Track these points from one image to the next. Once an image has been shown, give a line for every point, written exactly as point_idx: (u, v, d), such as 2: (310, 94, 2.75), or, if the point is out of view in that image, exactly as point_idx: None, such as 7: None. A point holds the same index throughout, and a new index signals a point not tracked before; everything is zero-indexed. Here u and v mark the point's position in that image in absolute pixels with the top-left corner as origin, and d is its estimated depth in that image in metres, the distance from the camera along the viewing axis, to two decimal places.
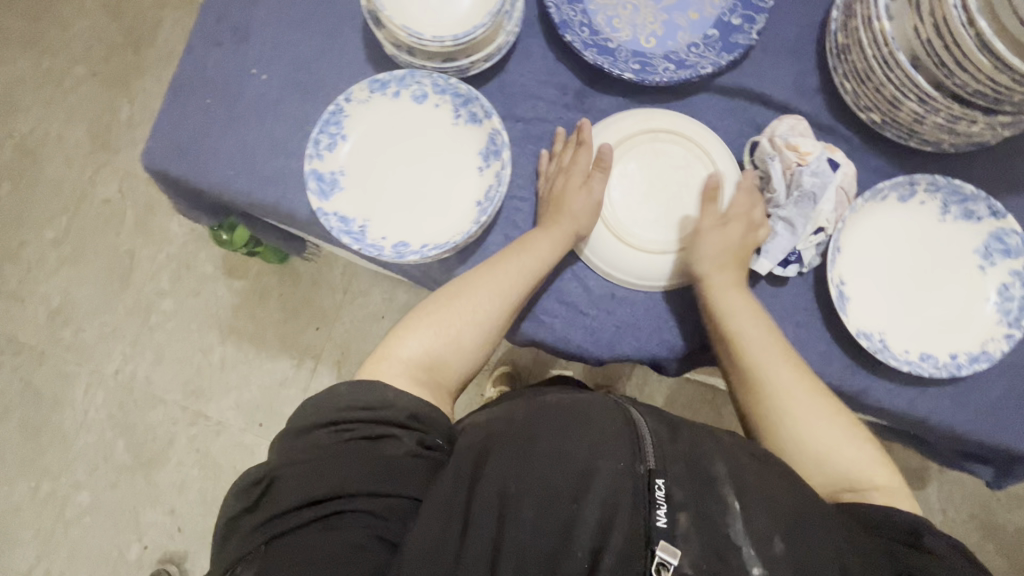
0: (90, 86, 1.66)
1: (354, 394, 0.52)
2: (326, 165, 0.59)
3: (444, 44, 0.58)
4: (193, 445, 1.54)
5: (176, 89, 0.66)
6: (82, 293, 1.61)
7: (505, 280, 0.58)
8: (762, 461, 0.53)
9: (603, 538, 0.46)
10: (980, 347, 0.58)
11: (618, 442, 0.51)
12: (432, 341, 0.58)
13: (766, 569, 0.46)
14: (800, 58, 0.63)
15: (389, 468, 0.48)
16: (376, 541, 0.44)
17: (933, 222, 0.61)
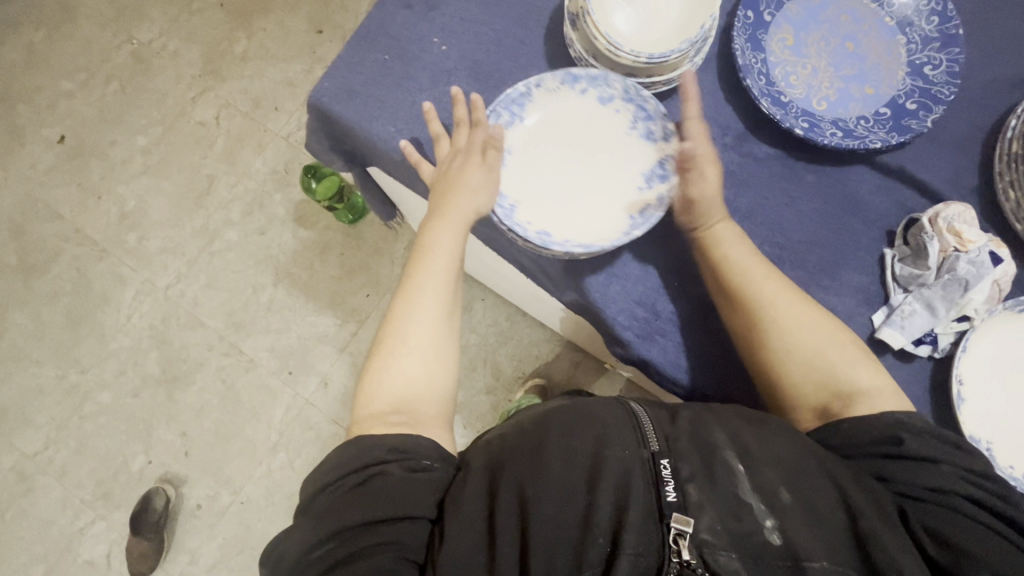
0: (216, 13, 1.73)
1: (335, 459, 0.53)
2: (501, 139, 0.61)
3: (637, 59, 0.59)
4: (220, 375, 1.56)
5: (361, 37, 0.69)
6: (156, 204, 1.66)
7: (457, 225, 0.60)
8: (759, 422, 0.54)
9: (620, 519, 0.47)
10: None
11: (623, 431, 0.52)
12: (403, 388, 0.57)
13: (779, 521, 0.47)
14: (962, 156, 0.64)
15: (393, 496, 0.50)
16: (403, 562, 0.48)
17: None
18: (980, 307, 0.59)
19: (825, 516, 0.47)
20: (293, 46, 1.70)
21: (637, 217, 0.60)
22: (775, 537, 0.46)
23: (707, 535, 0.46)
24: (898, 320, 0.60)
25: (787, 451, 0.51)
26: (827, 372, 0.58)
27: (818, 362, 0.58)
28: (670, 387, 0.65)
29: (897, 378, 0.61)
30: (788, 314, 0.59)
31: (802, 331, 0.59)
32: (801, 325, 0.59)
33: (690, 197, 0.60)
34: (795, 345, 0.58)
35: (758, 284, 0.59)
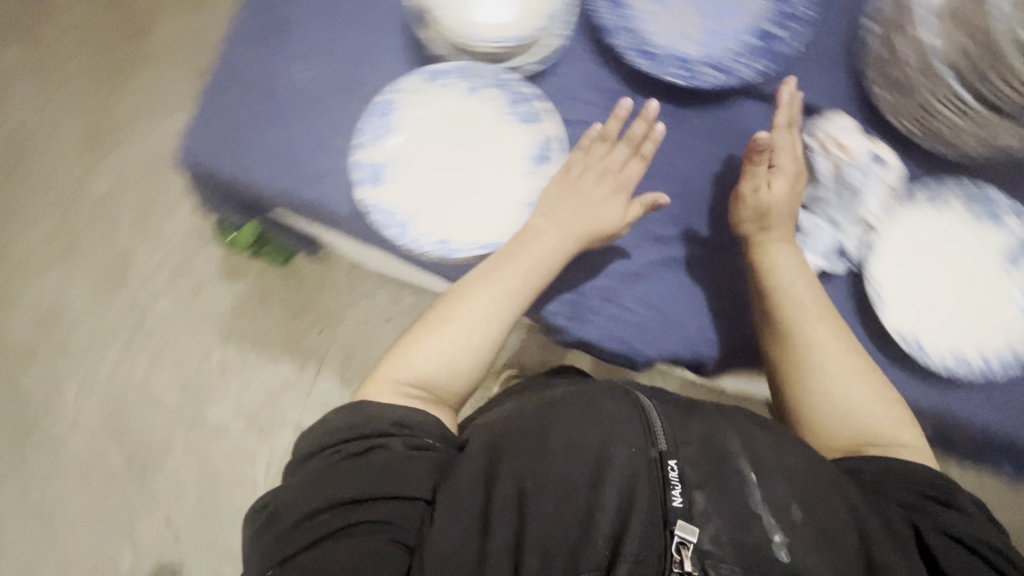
0: (87, 80, 1.62)
1: (336, 421, 0.53)
2: (373, 155, 0.59)
3: (500, 45, 0.61)
4: (190, 451, 1.50)
5: (216, 81, 0.65)
6: (75, 295, 1.55)
7: (535, 249, 0.57)
8: (772, 431, 0.53)
9: (623, 524, 0.44)
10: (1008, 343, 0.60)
11: (628, 424, 0.50)
12: (431, 362, 0.56)
13: (790, 536, 0.44)
14: (837, 69, 0.65)
15: (387, 474, 0.48)
16: (390, 544, 0.45)
17: (966, 227, 0.62)
18: (878, 213, 0.61)
19: (839, 541, 0.45)
20: (177, 97, 1.60)
21: (529, 205, 0.60)
22: (784, 554, 0.43)
23: (710, 545, 0.43)
24: (806, 239, 0.63)
25: (803, 466, 0.49)
26: (851, 403, 0.56)
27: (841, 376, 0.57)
28: (613, 359, 0.65)
29: (822, 298, 0.62)
30: (825, 356, 0.58)
31: (828, 350, 0.58)
32: (829, 342, 0.58)
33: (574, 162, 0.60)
34: (823, 356, 0.58)
35: (778, 250, 0.60)
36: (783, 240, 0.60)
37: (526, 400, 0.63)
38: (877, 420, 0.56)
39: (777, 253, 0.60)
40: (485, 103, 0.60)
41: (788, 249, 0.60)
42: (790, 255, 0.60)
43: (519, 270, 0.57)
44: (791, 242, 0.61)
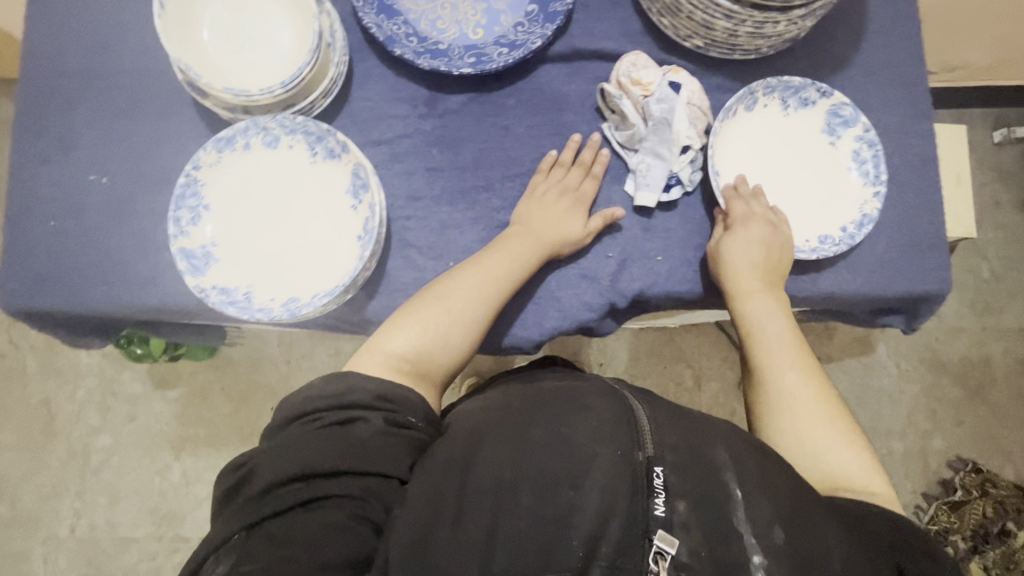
0: None
1: (319, 387, 0.53)
2: (193, 240, 0.56)
3: (273, 95, 0.57)
4: (183, 571, 1.36)
5: (14, 218, 0.62)
6: (5, 460, 1.39)
7: (487, 275, 0.59)
8: (760, 447, 0.53)
9: (601, 526, 0.46)
10: (862, 204, 0.63)
11: (614, 429, 0.52)
12: (419, 339, 0.58)
13: (768, 557, 0.45)
14: (618, 8, 0.66)
15: (365, 452, 0.49)
16: (357, 521, 0.46)
17: (781, 118, 0.66)
18: (693, 133, 0.62)
19: (814, 556, 0.46)
20: None
21: (363, 235, 0.57)
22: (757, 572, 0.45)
23: (686, 557, 0.45)
24: (641, 179, 0.63)
25: (786, 483, 0.49)
26: (825, 441, 0.56)
27: (815, 411, 0.57)
28: (506, 352, 0.65)
29: (675, 226, 0.64)
30: (803, 396, 0.58)
31: (800, 380, 0.59)
32: (805, 374, 0.60)
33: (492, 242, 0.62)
34: (796, 389, 0.59)
35: (739, 279, 0.60)
36: (742, 258, 0.59)
37: (508, 387, 0.64)
38: (851, 459, 0.55)
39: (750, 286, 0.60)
40: (296, 153, 0.59)
41: (745, 258, 0.59)
42: (749, 273, 0.60)
43: (485, 288, 0.59)
44: (751, 257, 0.60)
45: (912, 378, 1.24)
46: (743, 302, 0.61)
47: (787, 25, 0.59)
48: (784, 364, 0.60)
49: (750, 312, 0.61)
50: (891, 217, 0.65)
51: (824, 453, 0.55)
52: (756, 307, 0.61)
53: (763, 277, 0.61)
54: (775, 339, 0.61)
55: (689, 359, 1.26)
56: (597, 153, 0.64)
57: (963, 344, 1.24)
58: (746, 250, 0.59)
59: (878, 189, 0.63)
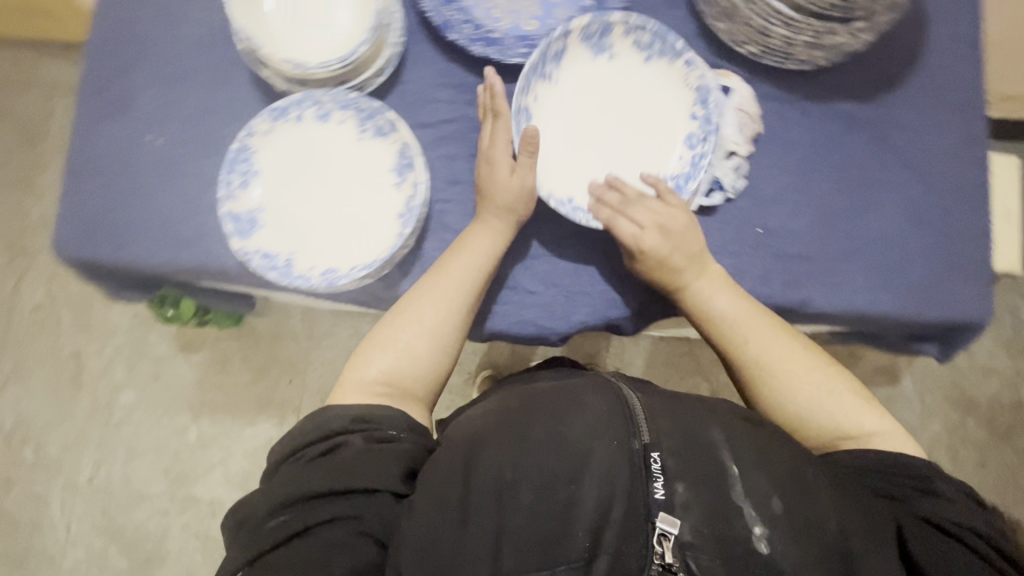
0: None
1: (302, 427, 0.55)
2: (241, 205, 0.58)
3: (330, 69, 0.58)
4: (191, 531, 1.40)
5: (72, 171, 0.65)
6: (36, 407, 1.44)
7: (457, 277, 0.59)
8: (752, 423, 0.53)
9: (604, 516, 0.46)
10: (701, 145, 0.63)
11: (611, 421, 0.51)
12: (389, 359, 0.59)
13: (769, 528, 0.46)
14: (673, 9, 0.66)
15: (353, 468, 0.50)
16: (358, 536, 0.47)
17: (625, 59, 0.65)
18: (738, 139, 0.63)
19: (817, 528, 0.46)
20: None
21: (404, 213, 0.59)
22: (763, 546, 0.45)
23: (690, 536, 0.45)
24: (681, 180, 0.63)
25: (781, 457, 0.50)
26: (808, 399, 0.59)
27: (789, 376, 0.59)
28: (529, 342, 0.66)
29: (711, 232, 0.64)
30: (775, 369, 0.60)
31: (768, 352, 0.60)
32: (767, 342, 0.60)
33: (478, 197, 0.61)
34: (768, 360, 0.60)
35: (681, 271, 0.61)
36: (674, 256, 0.60)
37: (511, 391, 0.62)
38: (838, 412, 0.58)
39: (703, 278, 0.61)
40: (346, 128, 0.60)
41: (677, 255, 0.60)
42: (682, 266, 0.60)
43: (454, 285, 0.59)
44: (681, 251, 0.60)
45: (935, 413, 1.21)
46: (697, 288, 0.61)
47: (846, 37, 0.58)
48: (749, 344, 0.60)
49: (699, 301, 0.61)
50: (933, 242, 0.64)
51: (811, 414, 0.58)
52: (706, 291, 0.61)
53: (694, 262, 0.60)
54: (735, 318, 0.60)
55: (705, 372, 1.25)
56: (493, 91, 0.61)
57: (990, 383, 1.21)
58: (675, 247, 0.60)
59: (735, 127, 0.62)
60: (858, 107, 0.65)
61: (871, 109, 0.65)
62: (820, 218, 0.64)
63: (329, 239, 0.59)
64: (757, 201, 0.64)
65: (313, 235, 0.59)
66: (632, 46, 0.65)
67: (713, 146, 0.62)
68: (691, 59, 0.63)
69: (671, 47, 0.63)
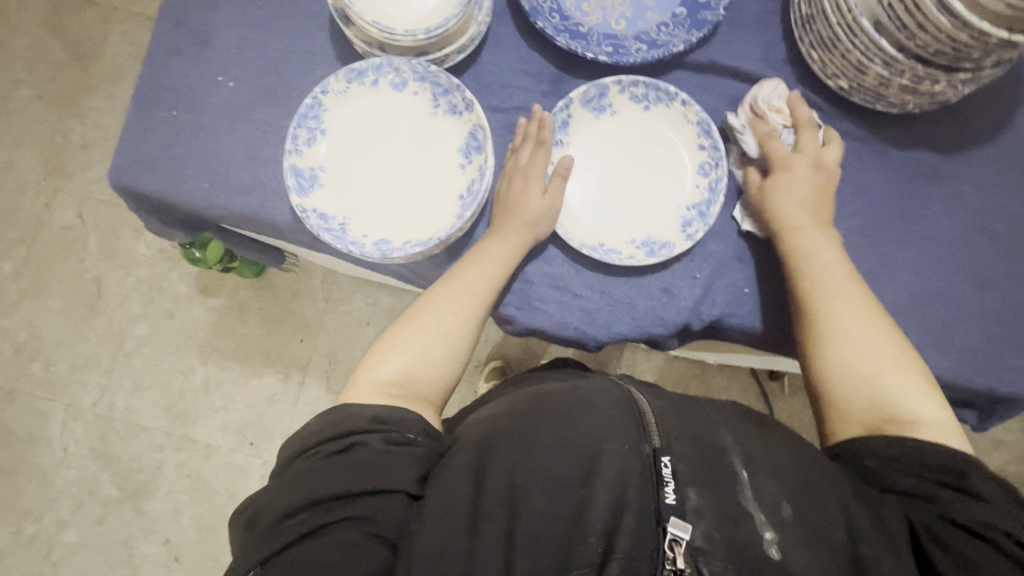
0: (21, 92, 1.43)
1: (313, 427, 0.51)
2: (305, 161, 0.58)
3: (416, 38, 0.57)
4: (183, 471, 1.37)
5: (138, 99, 0.64)
6: (51, 325, 1.41)
7: (486, 278, 0.58)
8: (764, 427, 0.54)
9: (615, 518, 0.45)
10: (715, 172, 0.62)
11: (620, 423, 0.50)
12: (406, 360, 0.56)
13: (780, 534, 0.44)
14: (766, 30, 0.65)
15: (367, 469, 0.47)
16: (370, 538, 0.44)
17: (636, 112, 0.64)
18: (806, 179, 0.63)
19: (829, 534, 0.45)
20: (116, 100, 1.42)
21: (466, 195, 0.58)
22: (774, 551, 0.44)
23: (702, 541, 0.44)
24: (702, 207, 0.62)
25: (790, 462, 0.49)
26: (876, 376, 0.55)
27: (866, 354, 0.56)
28: (565, 344, 0.64)
29: (770, 262, 0.62)
30: (861, 340, 0.56)
31: (851, 318, 0.56)
32: (854, 310, 0.57)
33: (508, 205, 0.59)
34: (849, 330, 0.56)
35: (798, 213, 0.59)
36: (795, 194, 0.59)
37: (516, 394, 0.62)
38: (902, 397, 0.54)
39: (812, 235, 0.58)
40: (419, 100, 0.60)
41: (796, 196, 0.59)
42: (802, 206, 0.59)
43: (478, 285, 0.58)
44: (800, 196, 0.59)
45: None
46: (795, 236, 0.59)
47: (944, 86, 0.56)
48: (839, 301, 0.57)
49: (801, 244, 0.58)
50: (993, 308, 0.62)
51: (877, 398, 0.54)
52: (809, 240, 0.58)
53: (817, 213, 0.59)
54: (831, 274, 0.58)
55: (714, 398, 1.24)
56: (542, 122, 0.60)
57: (998, 458, 1.19)
58: (798, 187, 0.59)
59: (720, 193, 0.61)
60: (939, 160, 0.63)
61: (951, 164, 0.63)
62: (881, 266, 0.62)
63: (382, 211, 0.58)
64: None
65: (366, 205, 0.58)
66: (629, 100, 0.64)
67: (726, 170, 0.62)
68: (687, 100, 0.62)
69: (667, 92, 0.62)
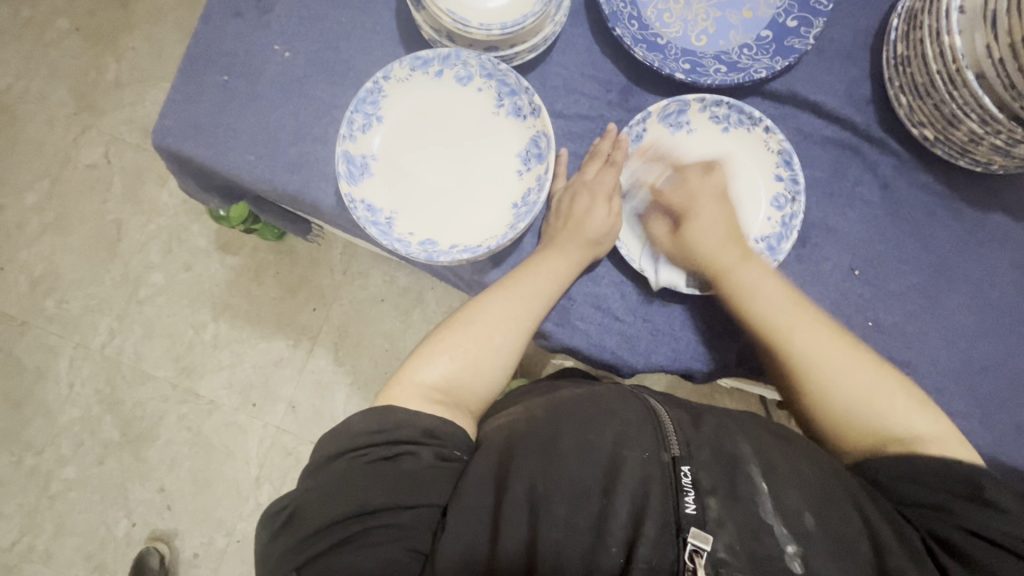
0: (61, 26, 1.40)
1: (363, 420, 0.49)
2: (358, 148, 0.55)
3: (490, 33, 0.54)
4: (183, 424, 1.34)
5: (191, 60, 0.61)
6: (68, 262, 1.37)
7: (533, 288, 0.56)
8: (784, 437, 0.52)
9: (636, 529, 0.45)
10: (790, 206, 0.59)
11: (641, 431, 0.50)
12: (450, 365, 0.55)
13: (803, 546, 0.45)
14: (853, 66, 0.61)
15: (415, 483, 0.46)
16: (408, 554, 0.44)
17: (714, 134, 0.61)
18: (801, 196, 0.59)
19: (851, 546, 0.45)
20: (155, 43, 1.39)
21: (520, 204, 0.56)
22: (797, 564, 0.44)
23: (724, 554, 0.44)
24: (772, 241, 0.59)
25: (811, 473, 0.48)
26: (848, 390, 0.54)
27: (830, 372, 0.54)
28: (601, 367, 0.62)
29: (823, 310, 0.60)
30: (822, 364, 0.55)
31: (812, 347, 0.55)
32: (810, 332, 0.55)
33: (570, 216, 0.57)
34: (812, 357, 0.55)
35: (718, 254, 0.57)
36: (710, 238, 0.58)
37: (534, 397, 0.61)
38: (882, 407, 0.53)
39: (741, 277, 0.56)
40: (482, 98, 0.57)
41: (714, 236, 0.58)
42: (727, 245, 0.57)
43: (528, 296, 0.56)
44: (721, 233, 0.58)
45: None
46: (740, 272, 0.57)
47: None
48: (794, 334, 0.55)
49: (744, 282, 0.56)
50: None
51: (855, 415, 0.54)
52: (750, 274, 0.57)
53: (741, 245, 0.58)
54: (772, 309, 0.56)
55: None
56: (617, 143, 0.58)
57: None
58: (710, 231, 0.58)
59: (786, 236, 0.59)
60: (1014, 227, 0.61)
61: None
62: (937, 330, 0.60)
63: (431, 210, 0.57)
64: (879, 292, 0.60)
65: (416, 203, 0.57)
66: (708, 120, 0.60)
67: (803, 206, 0.58)
68: (769, 126, 0.59)
69: (749, 115, 0.59)
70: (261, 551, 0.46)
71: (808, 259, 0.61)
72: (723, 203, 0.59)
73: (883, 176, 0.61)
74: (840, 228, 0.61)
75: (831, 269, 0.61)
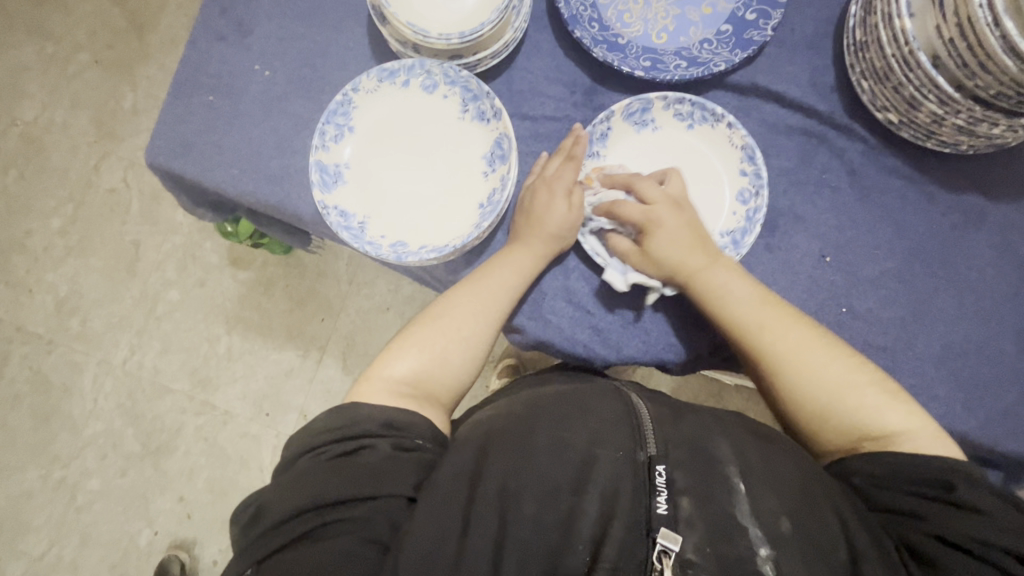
0: (80, 60, 1.48)
1: (322, 421, 0.50)
2: (331, 157, 0.58)
3: (450, 42, 0.56)
4: (201, 435, 1.39)
5: (178, 83, 0.65)
6: (92, 283, 1.44)
7: (498, 286, 0.58)
8: (768, 439, 0.52)
9: (603, 528, 0.45)
10: (754, 200, 0.60)
11: (616, 429, 0.50)
12: (422, 360, 0.57)
13: (775, 548, 0.44)
14: (816, 54, 0.62)
15: (372, 474, 0.46)
16: (366, 544, 0.44)
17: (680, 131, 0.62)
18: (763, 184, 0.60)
19: (826, 550, 0.45)
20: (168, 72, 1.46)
21: (486, 204, 0.58)
22: (768, 567, 0.44)
23: (693, 555, 0.44)
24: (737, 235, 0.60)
25: (793, 476, 0.48)
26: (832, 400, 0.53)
27: (813, 376, 0.54)
28: (573, 362, 0.63)
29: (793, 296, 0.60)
30: (802, 365, 0.54)
31: (785, 344, 0.55)
32: (784, 328, 0.55)
33: (532, 213, 0.58)
34: (786, 352, 0.54)
35: (685, 259, 0.57)
36: (671, 249, 0.57)
37: (514, 394, 0.62)
38: (863, 411, 0.52)
39: (710, 284, 0.56)
40: (448, 104, 0.60)
41: (677, 244, 0.57)
42: (691, 254, 0.57)
43: (495, 290, 0.58)
44: (682, 241, 0.57)
45: None
46: (707, 279, 0.56)
47: (1004, 129, 0.51)
48: (768, 331, 0.55)
49: (708, 285, 0.56)
50: None
51: (830, 409, 0.53)
52: (718, 277, 0.56)
53: (705, 249, 0.57)
54: (741, 312, 0.55)
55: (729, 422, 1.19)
56: (579, 139, 0.59)
57: None
58: (676, 240, 0.57)
59: (751, 223, 0.60)
60: (991, 208, 0.60)
61: (1003, 213, 0.60)
62: (915, 314, 0.59)
63: (401, 212, 0.59)
64: (852, 278, 0.60)
65: (388, 204, 0.59)
66: (673, 117, 0.62)
67: (766, 200, 0.60)
68: (733, 123, 0.60)
69: (711, 111, 0.60)
70: (230, 545, 0.48)
71: (777, 249, 0.61)
72: (681, 210, 0.57)
73: (852, 162, 0.61)
74: (809, 216, 0.61)
75: (802, 257, 0.61)
